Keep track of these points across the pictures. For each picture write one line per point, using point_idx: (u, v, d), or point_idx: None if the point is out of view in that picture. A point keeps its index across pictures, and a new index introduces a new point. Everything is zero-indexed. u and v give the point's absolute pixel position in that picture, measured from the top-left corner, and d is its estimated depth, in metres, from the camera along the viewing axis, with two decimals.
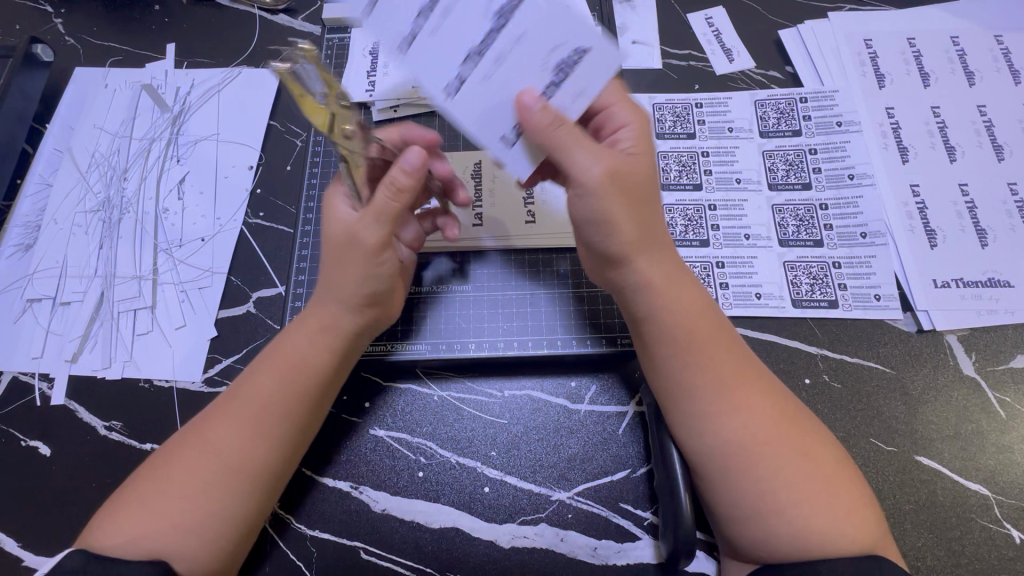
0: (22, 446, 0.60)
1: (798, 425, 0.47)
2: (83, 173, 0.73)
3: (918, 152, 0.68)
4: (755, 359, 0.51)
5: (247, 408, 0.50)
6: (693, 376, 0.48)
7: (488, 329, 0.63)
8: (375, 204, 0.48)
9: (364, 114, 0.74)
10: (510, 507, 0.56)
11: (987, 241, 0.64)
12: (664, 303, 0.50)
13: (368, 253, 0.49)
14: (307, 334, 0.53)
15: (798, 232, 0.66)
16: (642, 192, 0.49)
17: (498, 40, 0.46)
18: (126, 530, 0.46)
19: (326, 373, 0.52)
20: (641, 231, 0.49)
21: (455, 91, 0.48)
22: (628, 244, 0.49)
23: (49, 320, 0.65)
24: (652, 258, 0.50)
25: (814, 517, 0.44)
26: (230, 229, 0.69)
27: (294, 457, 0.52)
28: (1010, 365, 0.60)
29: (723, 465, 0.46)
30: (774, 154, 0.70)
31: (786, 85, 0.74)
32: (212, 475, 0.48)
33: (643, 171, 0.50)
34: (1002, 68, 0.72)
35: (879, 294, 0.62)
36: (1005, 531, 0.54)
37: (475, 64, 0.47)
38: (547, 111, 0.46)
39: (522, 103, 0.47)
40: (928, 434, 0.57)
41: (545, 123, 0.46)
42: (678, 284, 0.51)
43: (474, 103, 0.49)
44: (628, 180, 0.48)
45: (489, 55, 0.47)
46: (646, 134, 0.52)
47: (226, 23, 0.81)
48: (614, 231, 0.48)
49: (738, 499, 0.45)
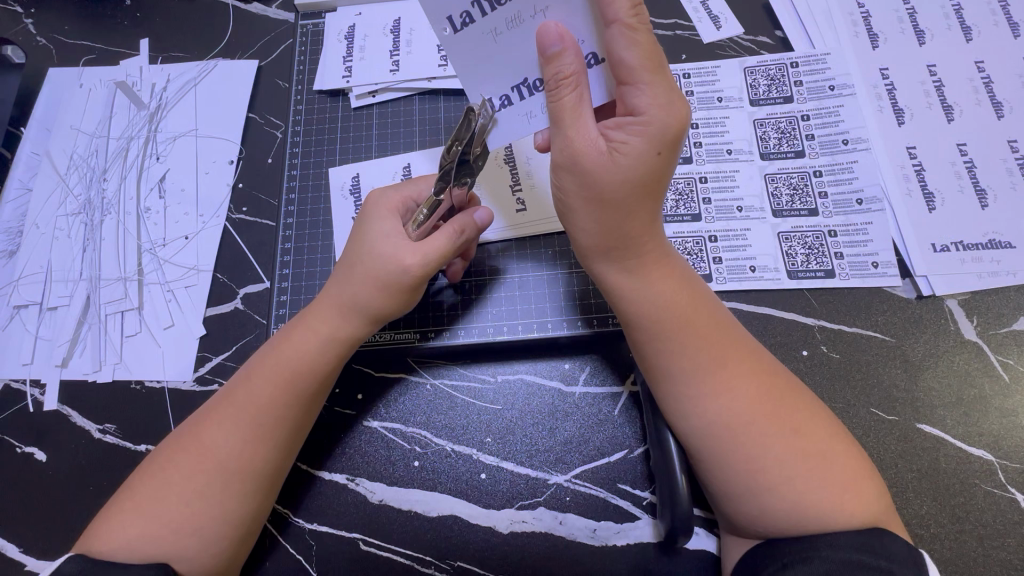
0: (18, 453, 0.60)
1: (778, 431, 0.45)
2: (62, 176, 0.71)
3: (914, 113, 0.66)
4: (752, 363, 0.47)
5: (241, 409, 0.49)
6: (678, 360, 0.47)
7: (479, 315, 0.62)
8: (434, 241, 0.51)
9: (342, 101, 0.72)
10: (508, 492, 0.56)
11: (987, 202, 0.62)
12: (650, 288, 0.49)
13: (414, 286, 0.51)
14: (305, 332, 0.52)
15: (792, 201, 0.64)
16: (620, 192, 0.44)
17: (519, 3, 0.40)
18: (122, 534, 0.46)
19: (321, 375, 0.52)
20: (610, 225, 0.46)
21: (458, 27, 0.41)
22: (595, 231, 0.47)
23: (37, 326, 0.65)
24: (623, 254, 0.48)
25: (776, 505, 0.43)
26: (213, 226, 0.68)
27: (290, 459, 0.51)
28: (1013, 327, 0.58)
29: (710, 446, 0.45)
30: (766, 122, 0.68)
31: (775, 50, 0.71)
32: (209, 478, 0.47)
33: (627, 173, 0.43)
34: (1001, 22, 0.69)
35: (877, 262, 0.61)
36: (1011, 495, 0.53)
37: (488, 13, 0.40)
38: (563, 63, 0.41)
39: (544, 34, 0.40)
40: (930, 400, 0.56)
41: (547, 76, 0.42)
42: (661, 276, 0.49)
43: (475, 49, 0.42)
44: (601, 176, 0.43)
45: (502, 11, 0.40)
46: (661, 137, 0.42)
47: (200, 14, 0.79)
48: (577, 220, 0.48)
49: (732, 475, 0.45)
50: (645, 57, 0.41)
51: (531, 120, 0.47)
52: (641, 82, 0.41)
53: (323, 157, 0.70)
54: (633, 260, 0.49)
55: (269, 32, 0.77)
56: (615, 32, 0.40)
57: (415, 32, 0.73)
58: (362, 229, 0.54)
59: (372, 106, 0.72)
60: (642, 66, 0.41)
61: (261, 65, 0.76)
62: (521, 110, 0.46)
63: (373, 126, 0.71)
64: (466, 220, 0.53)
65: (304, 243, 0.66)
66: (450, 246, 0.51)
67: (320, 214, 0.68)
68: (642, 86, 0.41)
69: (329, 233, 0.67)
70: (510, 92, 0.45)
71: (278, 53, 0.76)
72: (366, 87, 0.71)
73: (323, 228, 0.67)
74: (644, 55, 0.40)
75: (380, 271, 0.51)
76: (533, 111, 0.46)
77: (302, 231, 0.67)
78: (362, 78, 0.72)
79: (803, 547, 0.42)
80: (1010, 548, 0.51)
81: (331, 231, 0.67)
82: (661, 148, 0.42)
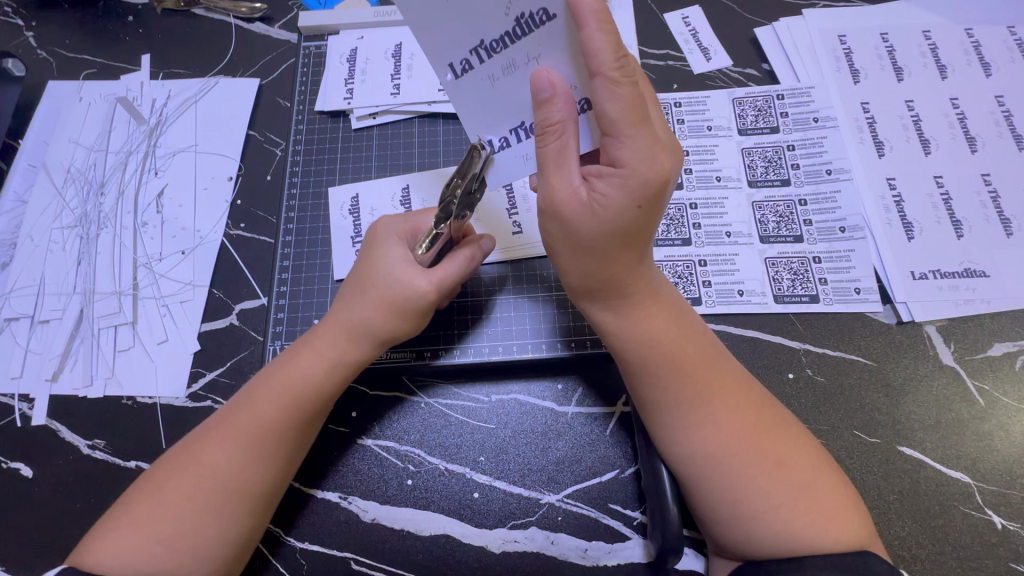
0: (4, 468, 0.59)
1: (758, 471, 0.46)
2: (59, 189, 0.71)
3: (893, 145, 0.69)
4: (738, 405, 0.48)
5: (242, 430, 0.49)
6: (664, 395, 0.49)
7: (473, 335, 0.63)
8: (448, 266, 0.53)
9: (343, 121, 0.74)
10: (501, 511, 0.56)
11: (963, 232, 0.65)
12: (640, 325, 0.50)
13: (426, 310, 0.53)
14: (307, 356, 0.52)
15: (778, 227, 0.66)
16: (601, 239, 0.45)
17: (514, 51, 0.42)
18: (113, 552, 0.45)
19: (322, 398, 0.52)
20: (595, 268, 0.48)
21: (458, 74, 0.43)
22: (580, 272, 0.49)
23: (28, 339, 0.65)
24: (610, 294, 0.49)
25: (757, 539, 0.45)
26: (210, 241, 0.68)
27: (286, 483, 0.51)
28: (988, 353, 0.61)
29: (693, 476, 0.47)
30: (753, 151, 0.70)
31: (762, 83, 0.75)
32: (206, 497, 0.47)
33: (609, 223, 0.44)
34: (973, 62, 0.73)
35: (860, 287, 0.63)
36: (987, 517, 0.54)
37: (486, 60, 0.42)
38: (551, 109, 0.42)
39: (536, 78, 0.42)
40: (910, 424, 0.58)
41: (537, 121, 0.43)
42: (654, 312, 0.51)
43: (473, 95, 0.44)
44: (583, 224, 0.45)
45: (498, 58, 0.42)
46: (640, 190, 0.42)
47: (201, 33, 0.80)
48: (562, 261, 0.49)
49: (711, 505, 0.46)
50: (628, 110, 0.41)
51: (528, 162, 0.48)
52: (622, 135, 0.41)
53: (322, 178, 0.71)
54: (621, 300, 0.50)
55: (271, 52, 0.79)
56: (599, 84, 0.40)
57: (415, 58, 0.75)
58: (374, 253, 0.54)
59: (373, 128, 0.73)
60: (624, 120, 0.41)
61: (262, 84, 0.77)
62: (519, 152, 0.47)
63: (373, 146, 0.72)
64: (473, 247, 0.55)
65: (302, 261, 0.67)
66: (462, 271, 0.53)
67: (319, 233, 0.68)
68: (624, 138, 0.41)
69: (327, 251, 0.68)
70: (508, 135, 0.47)
71: (280, 73, 0.77)
72: (367, 109, 0.73)
73: (322, 247, 0.68)
74: (627, 108, 0.40)
75: (391, 294, 0.52)
76: (530, 153, 0.47)
77: (301, 249, 0.68)
78: (363, 101, 0.73)
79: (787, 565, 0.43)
80: (987, 569, 0.53)
81: (329, 250, 0.68)
82: (640, 202, 0.43)
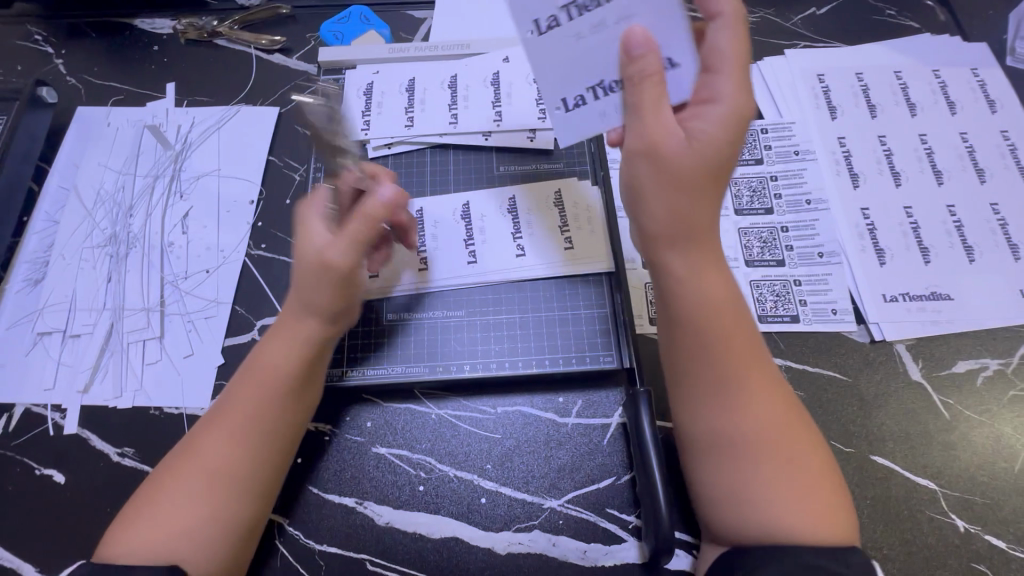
0: (37, 475, 0.63)
1: (790, 446, 0.50)
2: (89, 210, 0.76)
3: (867, 177, 0.75)
4: (773, 379, 0.53)
5: (221, 416, 0.55)
6: (711, 363, 0.52)
7: (481, 351, 0.67)
8: (350, 230, 0.55)
9: (360, 150, 0.79)
10: (506, 515, 0.61)
11: (930, 258, 0.71)
12: (702, 284, 0.53)
13: (342, 273, 0.55)
14: (274, 342, 0.58)
15: (762, 252, 0.72)
16: (691, 176, 0.51)
17: (604, 12, 0.51)
18: (117, 542, 0.50)
19: (286, 377, 0.56)
20: (673, 216, 0.52)
21: (542, 29, 0.51)
22: (662, 216, 0.53)
23: (60, 352, 0.68)
24: (684, 249, 0.54)
25: (775, 519, 0.48)
26: (233, 260, 0.73)
27: (266, 466, 0.54)
28: (953, 370, 0.66)
29: (723, 440, 0.51)
30: (739, 181, 0.76)
31: (748, 117, 0.81)
32: (191, 481, 0.52)
33: (702, 158, 0.51)
34: (940, 100, 0.80)
35: (836, 309, 0.69)
36: (951, 520, 0.60)
37: (571, 20, 0.51)
38: (646, 62, 0.51)
39: (630, 36, 0.51)
40: (881, 435, 0.63)
41: (633, 73, 0.51)
42: (713, 274, 0.54)
43: (558, 49, 0.52)
44: (678, 159, 0.51)
45: (587, 16, 0.51)
46: (735, 122, 0.51)
47: (224, 63, 0.85)
48: (647, 205, 0.53)
49: (735, 482, 0.50)
50: (736, 51, 0.53)
51: (604, 118, 0.56)
52: (723, 72, 0.53)
53: None
54: (688, 254, 0.54)
55: (290, 82, 0.84)
56: (716, 26, 0.54)
57: (428, 92, 0.80)
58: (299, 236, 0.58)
59: (388, 157, 0.78)
60: (728, 58, 0.53)
61: (281, 112, 0.82)
62: (596, 109, 0.56)
63: None
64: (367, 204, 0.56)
65: None
66: (361, 229, 0.55)
67: None
68: (725, 75, 0.52)
69: None
70: (584, 94, 0.55)
71: None
72: (383, 140, 0.78)
73: None
74: (736, 48, 0.53)
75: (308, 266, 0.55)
76: (606, 111, 0.56)
77: None
78: (379, 131, 0.78)
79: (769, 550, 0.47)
80: (951, 568, 0.58)
81: None
82: (731, 135, 0.51)
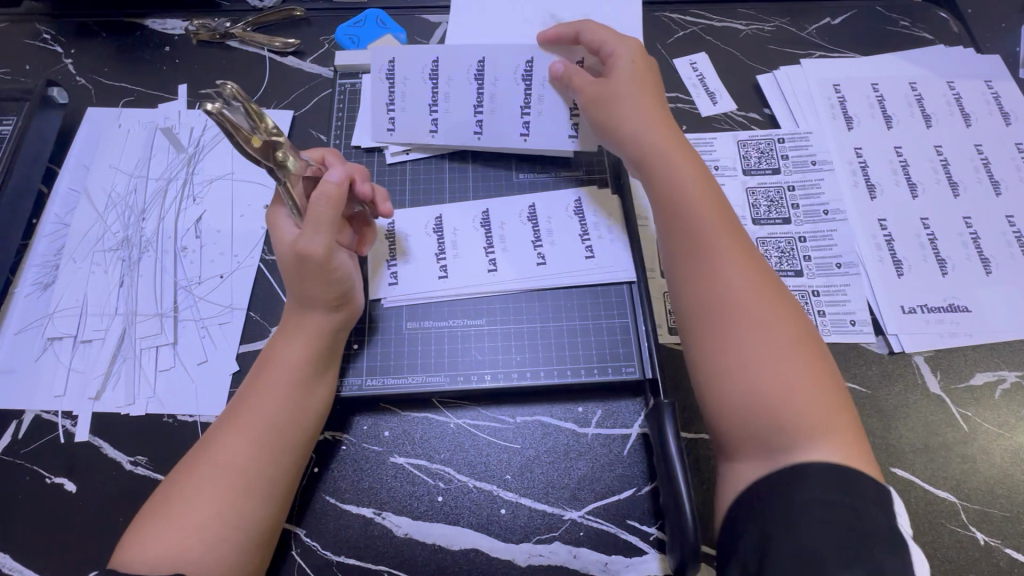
0: (47, 483, 0.62)
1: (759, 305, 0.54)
2: (101, 213, 0.75)
3: (884, 188, 0.76)
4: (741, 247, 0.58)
5: (233, 410, 0.56)
6: (676, 236, 0.59)
7: (501, 361, 0.67)
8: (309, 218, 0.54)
9: (378, 156, 0.78)
10: (526, 526, 0.60)
11: (948, 270, 0.71)
12: (665, 174, 0.62)
13: (317, 261, 0.55)
14: (281, 336, 0.59)
15: (780, 262, 0.72)
16: (627, 94, 0.65)
17: (539, 95, 0.72)
18: (130, 542, 0.49)
19: (289, 366, 0.57)
20: (635, 132, 0.64)
21: (524, 130, 0.74)
22: (628, 130, 0.64)
23: (70, 358, 0.67)
24: (652, 151, 0.63)
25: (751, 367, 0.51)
26: (248, 265, 0.72)
27: (271, 465, 0.53)
28: (970, 382, 0.66)
29: (703, 310, 0.55)
30: (757, 191, 0.76)
31: (764, 126, 0.81)
32: (200, 474, 0.52)
33: (627, 83, 0.66)
34: (955, 112, 0.80)
35: (854, 319, 0.69)
36: (971, 533, 0.60)
37: (531, 114, 0.73)
38: (567, 70, 0.69)
39: (551, 70, 0.71)
40: (900, 446, 0.63)
41: (563, 75, 0.69)
42: (675, 163, 0.62)
43: (543, 132, 0.74)
44: (614, 91, 0.66)
45: (535, 106, 0.73)
46: (635, 57, 0.68)
47: (237, 64, 0.84)
48: (617, 131, 0.65)
49: (712, 346, 0.54)
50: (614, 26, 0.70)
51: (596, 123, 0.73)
52: (614, 37, 0.68)
53: None
54: (651, 153, 0.63)
55: (305, 84, 0.83)
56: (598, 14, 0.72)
57: None
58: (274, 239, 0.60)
59: (406, 163, 0.78)
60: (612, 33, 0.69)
61: (295, 115, 0.81)
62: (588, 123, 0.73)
63: (406, 181, 0.77)
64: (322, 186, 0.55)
65: None
66: (321, 212, 0.54)
67: None
68: (616, 38, 0.68)
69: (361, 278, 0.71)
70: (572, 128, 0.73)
71: (313, 105, 0.82)
72: (402, 145, 0.77)
73: None
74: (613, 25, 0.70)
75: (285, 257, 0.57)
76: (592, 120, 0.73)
77: None
78: (397, 137, 0.77)
79: (776, 482, 0.47)
80: None
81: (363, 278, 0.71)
82: (638, 65, 0.67)
